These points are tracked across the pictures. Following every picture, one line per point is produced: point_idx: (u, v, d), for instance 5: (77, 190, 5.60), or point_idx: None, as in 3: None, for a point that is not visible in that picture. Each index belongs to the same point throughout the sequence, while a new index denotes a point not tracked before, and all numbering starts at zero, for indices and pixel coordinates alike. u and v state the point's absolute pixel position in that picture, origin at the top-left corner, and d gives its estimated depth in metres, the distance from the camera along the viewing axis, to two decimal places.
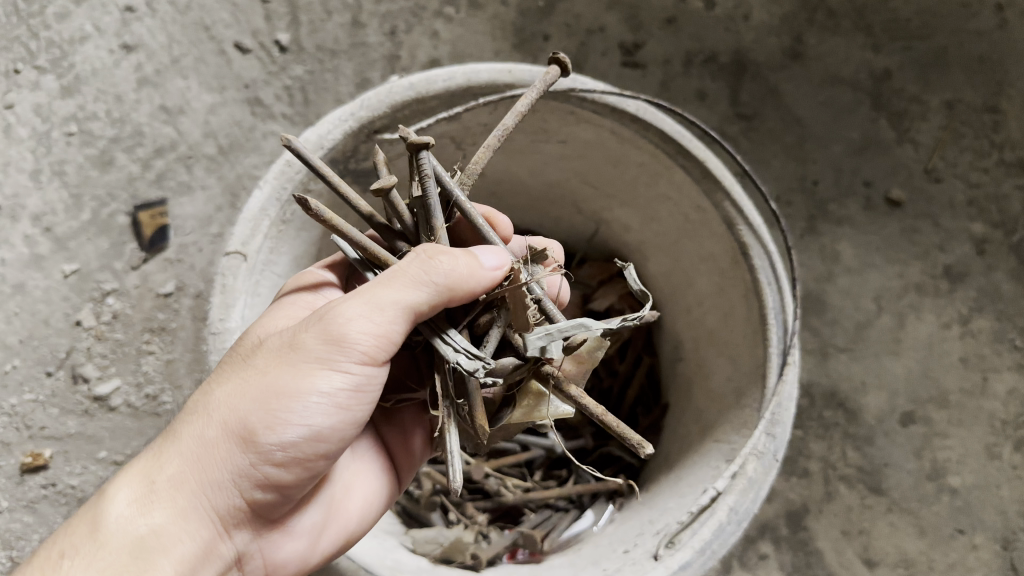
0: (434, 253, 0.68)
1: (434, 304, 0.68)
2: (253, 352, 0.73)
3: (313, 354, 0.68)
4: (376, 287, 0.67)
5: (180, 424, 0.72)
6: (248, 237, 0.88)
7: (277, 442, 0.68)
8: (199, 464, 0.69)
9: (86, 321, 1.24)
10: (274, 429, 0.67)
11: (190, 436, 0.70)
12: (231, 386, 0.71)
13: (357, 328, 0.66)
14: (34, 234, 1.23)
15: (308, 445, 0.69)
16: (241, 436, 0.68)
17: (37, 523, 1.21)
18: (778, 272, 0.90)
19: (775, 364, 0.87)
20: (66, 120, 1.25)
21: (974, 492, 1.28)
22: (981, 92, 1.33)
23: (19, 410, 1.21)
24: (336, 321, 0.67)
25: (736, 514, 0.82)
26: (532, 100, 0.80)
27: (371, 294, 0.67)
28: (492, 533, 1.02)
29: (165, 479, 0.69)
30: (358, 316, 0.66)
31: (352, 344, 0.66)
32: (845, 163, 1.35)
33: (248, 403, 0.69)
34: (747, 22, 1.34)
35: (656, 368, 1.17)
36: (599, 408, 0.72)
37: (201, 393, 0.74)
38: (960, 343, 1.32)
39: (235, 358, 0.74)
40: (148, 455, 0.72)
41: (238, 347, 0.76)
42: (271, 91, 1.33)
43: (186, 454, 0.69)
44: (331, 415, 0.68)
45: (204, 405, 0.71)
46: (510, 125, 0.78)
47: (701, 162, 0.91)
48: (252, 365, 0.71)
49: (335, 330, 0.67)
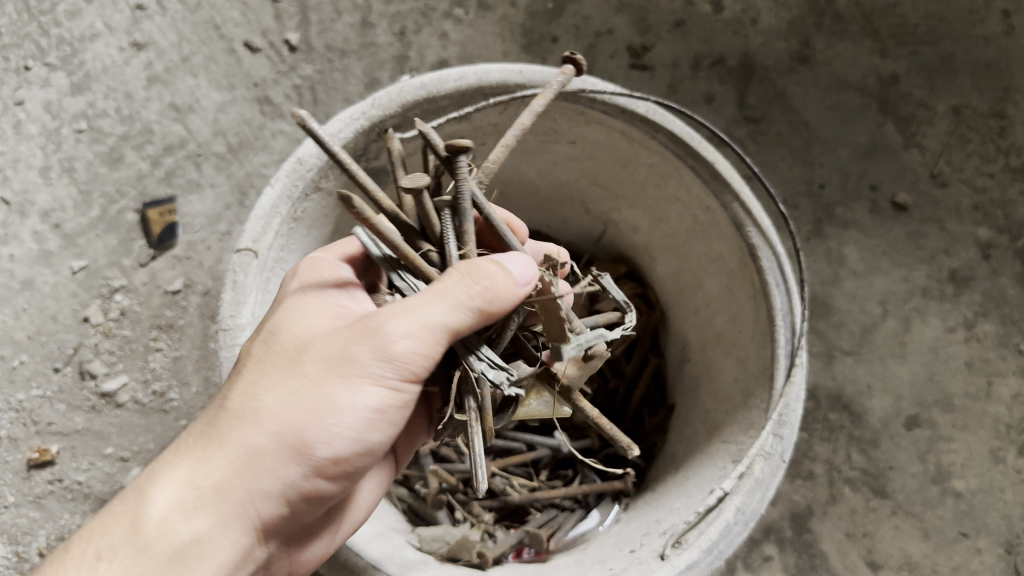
0: (480, 277, 0.66)
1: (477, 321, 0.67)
2: (289, 357, 0.70)
3: (359, 373, 0.66)
4: (424, 309, 0.65)
5: (217, 430, 0.70)
6: (259, 234, 0.88)
7: (321, 459, 0.68)
8: (240, 477, 0.68)
9: (95, 317, 1.24)
10: (319, 446, 0.68)
11: (230, 446, 0.68)
12: (269, 394, 0.69)
13: (404, 352, 0.65)
14: (43, 231, 1.24)
15: (350, 457, 0.69)
16: (285, 451, 0.68)
17: (43, 519, 1.20)
18: (787, 273, 0.90)
19: (783, 365, 0.87)
20: (76, 118, 1.26)
21: (978, 495, 1.28)
22: (988, 98, 1.33)
23: (26, 406, 1.21)
24: (384, 344, 0.65)
25: (743, 514, 0.82)
26: (548, 99, 0.81)
27: (420, 318, 0.65)
28: (498, 532, 1.04)
29: (206, 487, 0.69)
30: (405, 341, 0.65)
31: (396, 362, 0.65)
32: (852, 167, 1.35)
33: (290, 416, 0.67)
34: (755, 26, 1.35)
35: (663, 369, 1.17)
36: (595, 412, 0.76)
37: (235, 395, 0.71)
38: (965, 348, 1.32)
39: (268, 359, 0.71)
40: (182, 457, 0.71)
41: (269, 343, 0.72)
42: (280, 90, 1.33)
43: (229, 464, 0.68)
44: (374, 432, 0.69)
45: (240, 413, 0.69)
46: (527, 124, 0.78)
47: (711, 164, 0.92)
48: (292, 373, 0.69)
49: (383, 353, 0.65)
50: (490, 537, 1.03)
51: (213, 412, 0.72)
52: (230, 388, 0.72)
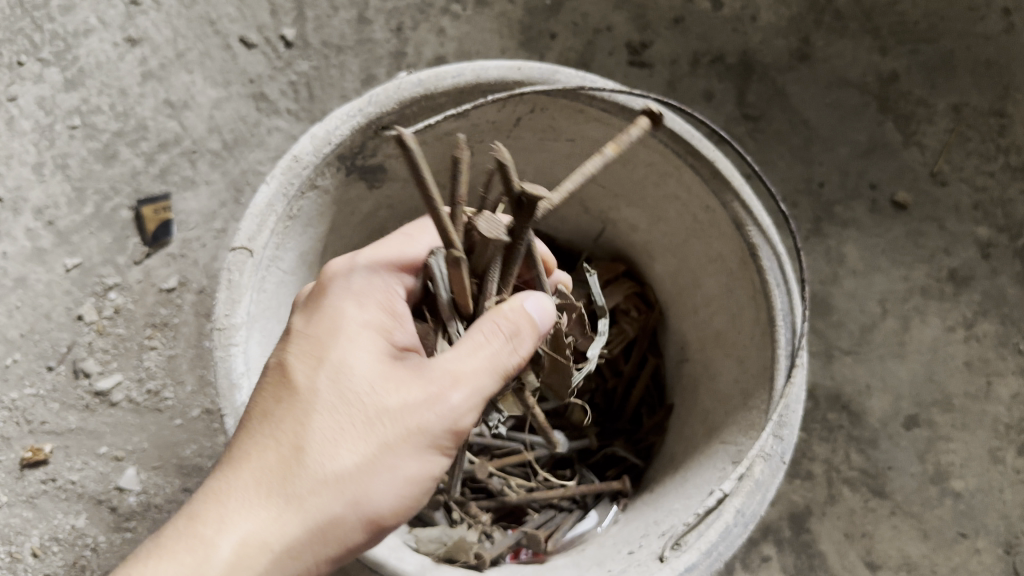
0: (525, 346, 0.69)
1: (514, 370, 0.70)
2: (365, 418, 0.67)
3: (436, 442, 0.68)
4: (489, 381, 0.68)
5: (287, 495, 0.66)
6: (254, 233, 0.87)
7: (388, 520, 0.69)
8: (314, 544, 0.66)
9: (88, 315, 1.24)
10: (390, 511, 0.68)
11: (305, 513, 0.66)
12: (348, 452, 0.67)
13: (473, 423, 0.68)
14: (37, 228, 1.24)
15: (407, 514, 0.71)
16: (361, 517, 0.67)
17: (37, 518, 1.20)
18: (787, 273, 0.90)
19: (783, 366, 0.87)
20: (70, 114, 1.25)
21: (978, 496, 1.28)
22: (988, 96, 1.32)
23: (20, 405, 1.21)
24: (462, 417, 0.68)
25: (742, 516, 0.81)
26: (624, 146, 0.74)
27: (487, 390, 0.68)
28: (496, 533, 1.04)
29: (280, 551, 0.65)
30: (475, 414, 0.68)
31: (466, 432, 0.69)
32: (852, 165, 1.35)
33: (370, 480, 0.67)
34: (754, 23, 1.34)
35: (662, 369, 1.16)
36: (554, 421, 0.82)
37: (303, 454, 0.67)
38: (964, 347, 1.32)
39: (339, 416, 0.67)
40: (245, 515, 0.66)
41: (333, 396, 0.68)
42: (276, 86, 1.32)
43: (307, 527, 0.66)
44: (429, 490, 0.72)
45: (319, 472, 0.66)
46: (597, 168, 0.71)
47: (711, 163, 0.91)
48: (371, 437, 0.67)
49: (459, 425, 0.68)
50: (487, 537, 1.03)
51: (276, 466, 0.67)
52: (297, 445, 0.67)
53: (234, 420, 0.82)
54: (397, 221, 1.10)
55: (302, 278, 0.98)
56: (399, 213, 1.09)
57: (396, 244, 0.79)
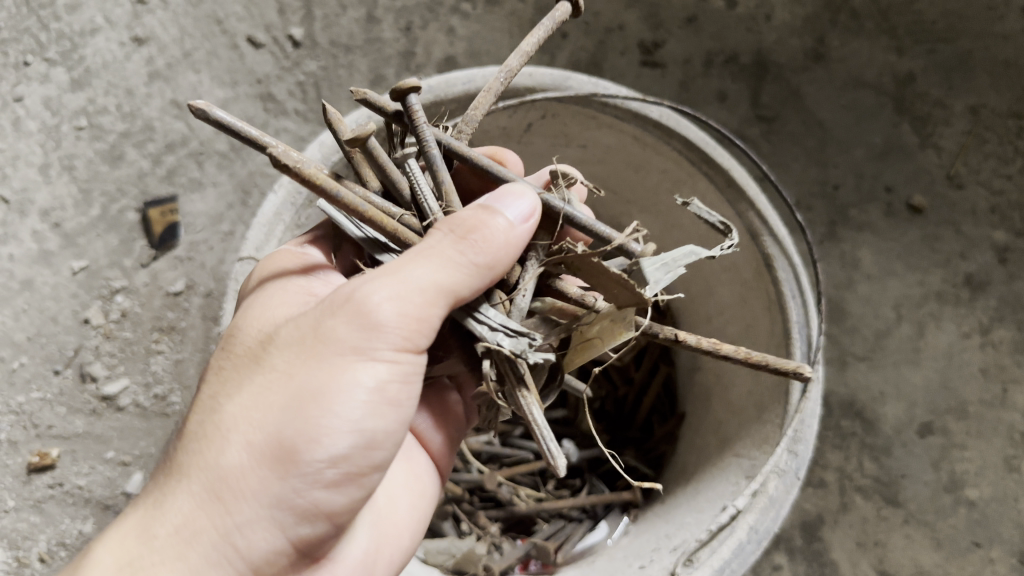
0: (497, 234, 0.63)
1: (489, 282, 0.64)
2: (256, 358, 0.64)
3: (344, 345, 0.59)
4: (407, 263, 0.60)
5: (189, 456, 0.62)
6: (262, 242, 0.86)
7: (324, 458, 0.58)
8: (219, 501, 0.59)
9: (95, 319, 1.22)
10: (318, 441, 0.58)
11: (201, 468, 0.61)
12: (236, 400, 0.62)
13: (389, 312, 0.59)
14: (43, 230, 1.20)
15: (344, 456, 0.59)
16: (266, 461, 0.59)
17: (44, 523, 1.17)
18: (803, 285, 0.88)
19: (798, 380, 0.85)
20: (76, 114, 1.22)
21: (992, 504, 1.26)
22: (1006, 97, 1.30)
23: (25, 409, 1.17)
24: (369, 308, 0.59)
25: (756, 533, 0.80)
26: (539, 37, 0.78)
27: (405, 273, 0.60)
28: (505, 544, 1.03)
29: (174, 528, 0.60)
30: (385, 299, 0.59)
31: (390, 331, 0.59)
32: (867, 167, 1.33)
33: (259, 413, 0.60)
34: (769, 22, 1.31)
35: (673, 377, 1.15)
36: (746, 350, 0.68)
37: (206, 418, 0.64)
38: (980, 353, 1.29)
39: (235, 367, 0.65)
40: (143, 504, 0.63)
41: (233, 354, 0.67)
42: (283, 87, 1.32)
43: (201, 486, 0.60)
44: (382, 415, 0.60)
45: (231, 459, 0.60)
46: (514, 65, 0.77)
47: (726, 171, 0.89)
48: (264, 375, 0.62)
49: (371, 317, 0.59)
50: (497, 549, 1.03)
51: (179, 450, 0.64)
52: (203, 414, 0.64)
53: None
54: None
55: None
56: None
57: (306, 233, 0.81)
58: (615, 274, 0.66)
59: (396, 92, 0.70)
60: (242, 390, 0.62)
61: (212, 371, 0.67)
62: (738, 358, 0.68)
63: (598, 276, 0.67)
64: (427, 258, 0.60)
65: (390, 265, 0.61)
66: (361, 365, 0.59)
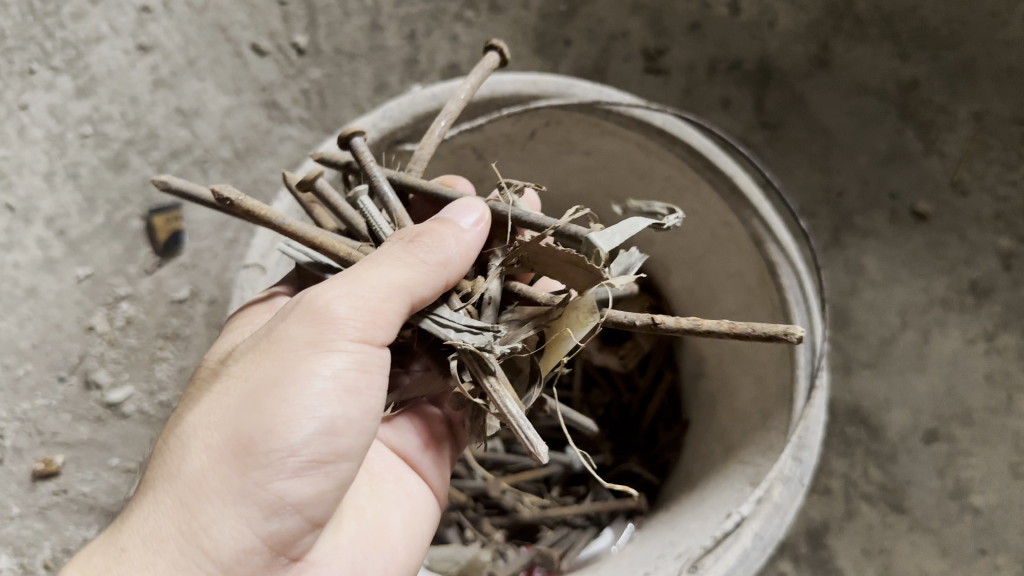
0: (442, 236, 0.65)
1: (445, 283, 0.66)
2: (223, 370, 0.66)
3: (302, 339, 0.60)
4: (362, 268, 0.63)
5: (156, 472, 0.63)
6: (267, 249, 0.87)
7: (287, 446, 0.58)
8: (183, 506, 0.59)
9: (100, 326, 1.21)
10: (278, 430, 0.58)
11: (166, 476, 0.61)
12: (199, 408, 0.63)
13: (344, 306, 0.61)
14: (48, 237, 1.18)
15: (307, 441, 0.58)
16: (227, 456, 0.59)
17: (48, 530, 1.14)
18: (807, 291, 0.87)
19: (803, 387, 0.85)
20: (81, 122, 1.21)
21: (998, 512, 1.25)
22: (1011, 104, 1.30)
23: (31, 416, 1.14)
24: (323, 304, 0.61)
25: (761, 540, 0.81)
26: (472, 86, 0.84)
27: (357, 274, 0.62)
28: (510, 551, 1.04)
29: (140, 540, 0.59)
30: (340, 295, 0.61)
31: (345, 323, 0.60)
32: (871, 174, 1.33)
33: (220, 413, 0.61)
34: (772, 29, 1.32)
35: (678, 385, 1.15)
36: (729, 320, 0.64)
37: (176, 433, 0.65)
38: (985, 360, 1.29)
39: (204, 385, 0.67)
40: (114, 528, 0.63)
41: (205, 376, 0.69)
42: (287, 94, 1.34)
43: (166, 493, 0.60)
44: (346, 402, 0.60)
45: (193, 459, 0.60)
46: (453, 111, 0.82)
47: (729, 178, 0.89)
48: (227, 380, 0.64)
49: (325, 312, 0.61)
50: (501, 556, 1.03)
51: (149, 471, 0.65)
52: (172, 432, 0.66)
53: None
54: None
55: None
56: None
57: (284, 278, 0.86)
58: (564, 254, 0.66)
59: (342, 137, 0.77)
60: (206, 398, 0.64)
61: (186, 397, 0.70)
62: (722, 331, 0.64)
63: (552, 262, 0.68)
64: (379, 261, 0.63)
65: (342, 273, 0.63)
66: (314, 356, 0.59)
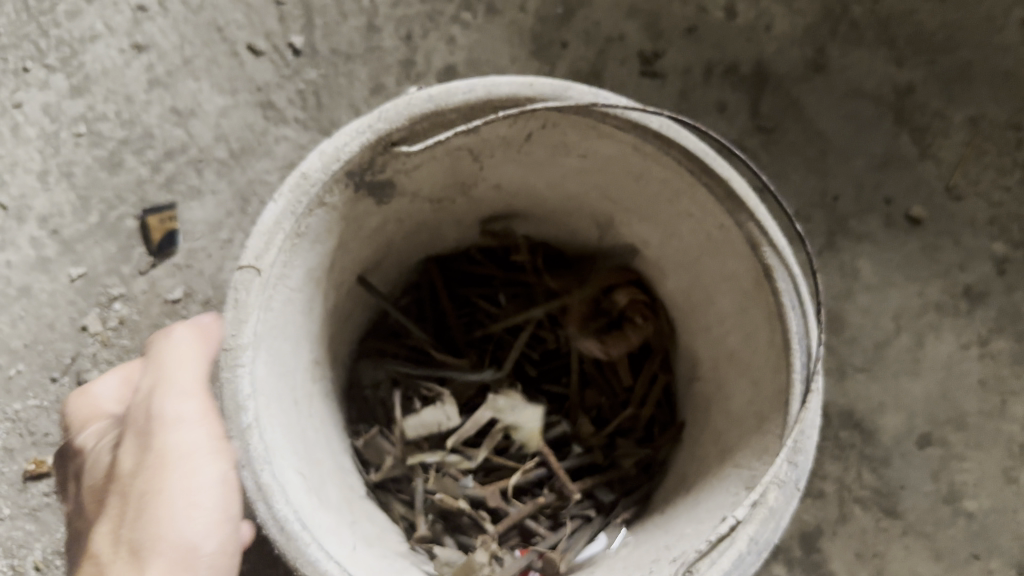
0: (218, 321, 0.85)
1: (215, 349, 0.83)
2: (132, 482, 0.76)
3: (178, 449, 0.76)
4: (161, 383, 0.79)
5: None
6: (262, 251, 0.86)
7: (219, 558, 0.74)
8: None
9: (93, 325, 1.23)
10: (192, 548, 0.73)
11: None
12: (142, 530, 0.73)
13: (184, 412, 0.78)
14: (40, 236, 1.24)
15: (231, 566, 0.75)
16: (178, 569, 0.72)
17: (39, 531, 1.19)
18: (803, 296, 0.88)
19: (798, 390, 0.85)
20: (75, 121, 1.25)
21: (991, 516, 1.26)
22: (1005, 109, 1.31)
23: (23, 415, 1.21)
24: (169, 419, 0.77)
25: (756, 544, 0.80)
26: (506, 90, 0.88)
27: (168, 390, 0.79)
28: (507, 556, 1.02)
29: None
30: (188, 409, 0.78)
31: (184, 439, 0.76)
32: (867, 178, 1.33)
33: (163, 528, 0.73)
34: (768, 33, 1.32)
35: (672, 388, 1.15)
36: None
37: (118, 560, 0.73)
38: (979, 365, 1.29)
39: (132, 505, 0.75)
40: None
41: (120, 482, 0.78)
42: (284, 94, 1.31)
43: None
44: (223, 523, 0.75)
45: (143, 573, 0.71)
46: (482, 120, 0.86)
47: (726, 181, 0.89)
48: (156, 508, 0.74)
49: (166, 422, 0.77)
50: (498, 560, 1.01)
51: None
52: (113, 549, 0.74)
53: (241, 442, 0.80)
54: (406, 233, 1.12)
55: (310, 295, 0.98)
56: (407, 226, 1.10)
57: (136, 364, 0.87)
58: None
59: None
60: (145, 523, 0.73)
61: (107, 506, 0.78)
62: None
63: None
64: (184, 365, 0.81)
65: (161, 380, 0.80)
66: (196, 468, 0.75)
